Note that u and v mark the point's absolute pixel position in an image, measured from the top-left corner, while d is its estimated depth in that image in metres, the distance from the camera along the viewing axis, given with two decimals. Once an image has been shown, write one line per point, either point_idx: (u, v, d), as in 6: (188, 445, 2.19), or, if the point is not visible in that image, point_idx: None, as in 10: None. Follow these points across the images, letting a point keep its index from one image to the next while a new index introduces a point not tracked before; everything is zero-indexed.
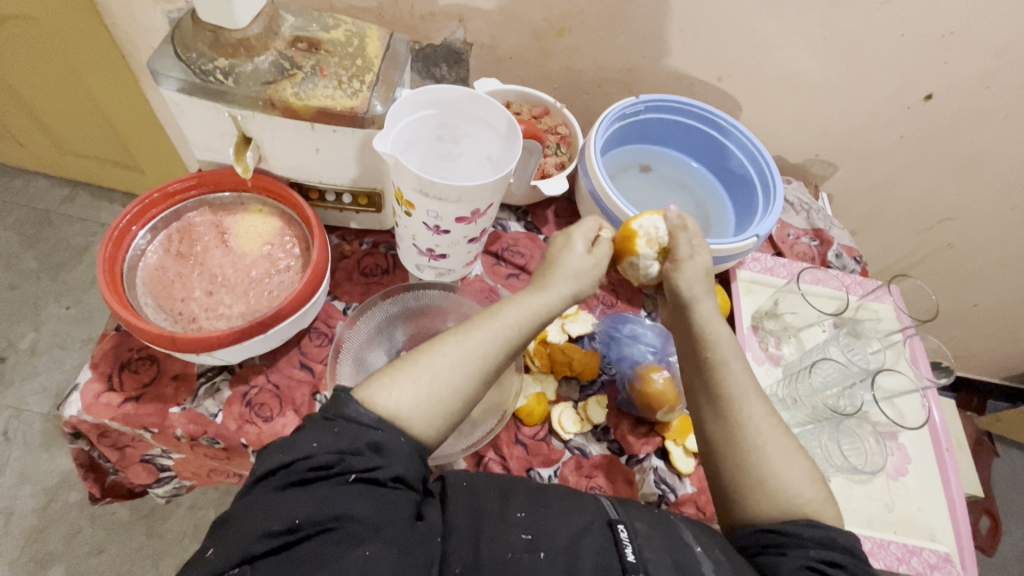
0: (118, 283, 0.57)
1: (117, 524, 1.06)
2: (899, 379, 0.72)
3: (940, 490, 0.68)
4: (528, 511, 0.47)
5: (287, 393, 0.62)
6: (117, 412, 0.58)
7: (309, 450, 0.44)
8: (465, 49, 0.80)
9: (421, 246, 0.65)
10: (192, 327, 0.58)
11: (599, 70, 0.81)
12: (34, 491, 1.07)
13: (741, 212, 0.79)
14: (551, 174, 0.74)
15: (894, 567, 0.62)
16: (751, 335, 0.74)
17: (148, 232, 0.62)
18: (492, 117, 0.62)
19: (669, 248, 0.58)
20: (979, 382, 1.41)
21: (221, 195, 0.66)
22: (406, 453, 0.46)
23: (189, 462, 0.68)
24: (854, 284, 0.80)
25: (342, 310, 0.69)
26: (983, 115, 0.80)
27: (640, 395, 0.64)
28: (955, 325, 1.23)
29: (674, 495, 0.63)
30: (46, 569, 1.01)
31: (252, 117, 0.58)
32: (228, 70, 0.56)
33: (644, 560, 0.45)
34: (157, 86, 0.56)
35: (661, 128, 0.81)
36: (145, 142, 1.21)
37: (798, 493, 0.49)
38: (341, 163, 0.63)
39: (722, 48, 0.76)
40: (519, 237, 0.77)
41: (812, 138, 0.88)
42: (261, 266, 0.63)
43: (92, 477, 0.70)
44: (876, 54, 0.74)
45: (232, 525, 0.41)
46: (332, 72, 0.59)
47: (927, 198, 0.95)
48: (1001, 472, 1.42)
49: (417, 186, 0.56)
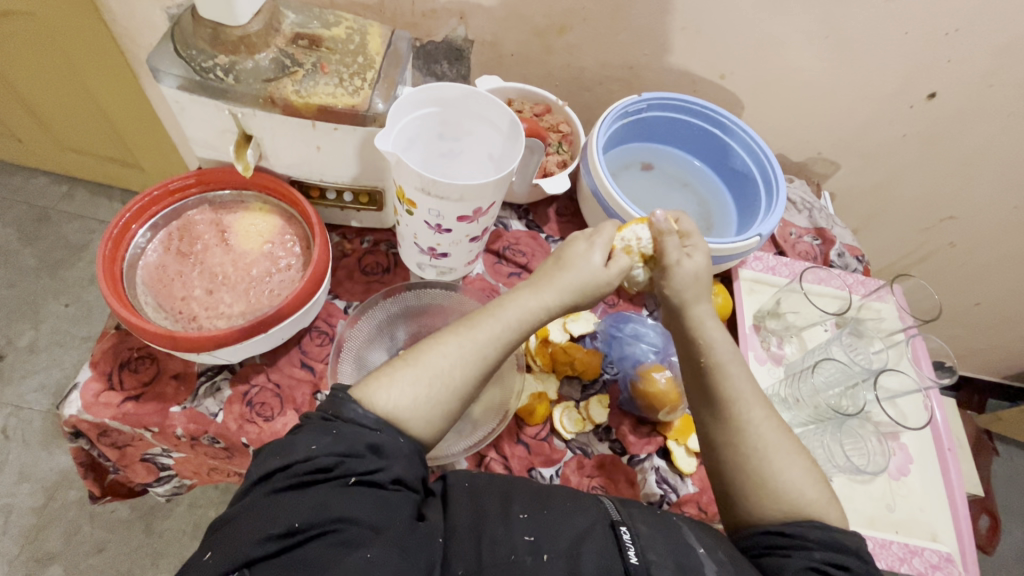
0: (118, 281, 0.57)
1: (117, 522, 1.06)
2: (902, 379, 0.71)
3: (943, 490, 0.68)
4: (531, 513, 0.47)
5: (287, 392, 0.62)
6: (117, 412, 0.58)
7: (308, 452, 0.44)
8: (467, 46, 0.80)
9: (423, 245, 0.64)
10: (192, 326, 0.58)
11: (601, 67, 0.81)
12: (33, 489, 1.07)
13: (744, 211, 0.79)
14: (553, 172, 0.74)
15: (896, 567, 0.62)
16: (753, 335, 0.74)
17: (148, 230, 0.61)
18: (494, 115, 0.61)
19: (656, 255, 0.58)
20: (979, 380, 1.41)
21: (222, 193, 0.65)
22: (405, 454, 0.46)
23: (189, 461, 0.68)
24: (856, 283, 0.80)
25: (343, 309, 0.68)
26: (986, 114, 0.80)
27: (642, 395, 0.64)
28: (956, 324, 1.23)
29: (675, 495, 0.62)
30: (45, 567, 1.01)
31: (252, 115, 0.57)
32: (228, 67, 0.55)
33: (647, 563, 0.45)
34: (157, 83, 0.56)
35: (663, 127, 0.80)
36: (144, 139, 1.20)
37: (801, 494, 0.49)
38: (343, 161, 0.62)
39: (725, 45, 0.76)
40: (520, 236, 0.77)
41: (814, 137, 0.87)
42: (261, 264, 0.62)
43: (91, 476, 0.70)
44: (880, 52, 0.74)
45: (231, 529, 0.41)
46: (333, 70, 0.58)
47: (930, 197, 0.95)
48: (1001, 471, 1.42)
49: (419, 185, 0.56)
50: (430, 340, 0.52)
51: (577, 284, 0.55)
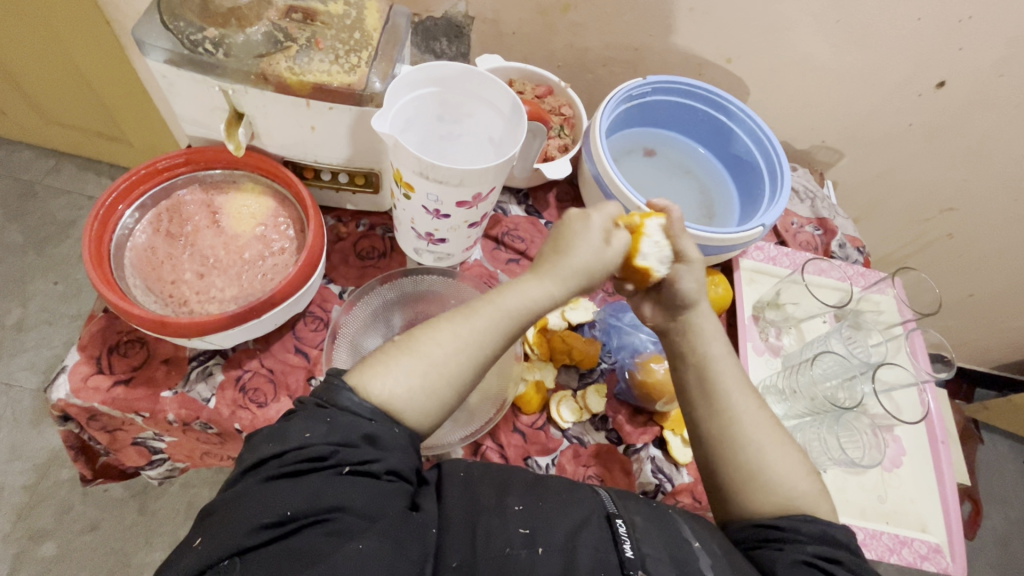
0: (105, 264, 0.55)
1: (110, 501, 1.05)
2: (899, 373, 0.68)
3: (933, 481, 0.68)
4: (525, 505, 0.47)
5: (281, 378, 0.61)
6: (107, 396, 0.57)
7: (303, 440, 0.43)
8: (466, 23, 0.78)
9: (420, 230, 0.63)
10: (183, 310, 0.56)
11: (604, 48, 0.79)
12: (24, 468, 1.06)
13: (747, 199, 0.78)
14: (554, 157, 0.72)
15: (885, 557, 0.63)
16: (752, 325, 0.73)
17: (137, 211, 0.59)
18: (495, 96, 0.59)
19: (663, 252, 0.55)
20: (971, 370, 1.42)
21: (213, 172, 0.63)
22: (400, 445, 0.45)
23: (181, 445, 0.67)
24: (857, 274, 0.80)
25: (338, 294, 0.67)
26: (994, 103, 0.79)
27: (640, 385, 0.64)
28: (950, 315, 1.23)
29: (671, 484, 0.62)
30: (38, 545, 1.00)
31: (244, 93, 0.55)
32: (217, 41, 0.53)
33: (642, 556, 0.44)
34: (143, 56, 0.53)
35: (667, 111, 0.78)
36: (132, 113, 1.17)
37: (791, 487, 0.49)
38: (337, 141, 0.60)
39: (732, 28, 0.73)
40: (519, 221, 0.76)
41: (819, 125, 0.86)
42: (254, 248, 0.61)
43: (82, 458, 0.69)
44: (890, 38, 0.72)
45: (221, 517, 0.40)
46: (328, 45, 0.56)
47: (932, 187, 0.94)
48: (984, 460, 1.44)
49: (417, 169, 0.54)
50: (424, 332, 0.50)
51: (581, 275, 0.52)
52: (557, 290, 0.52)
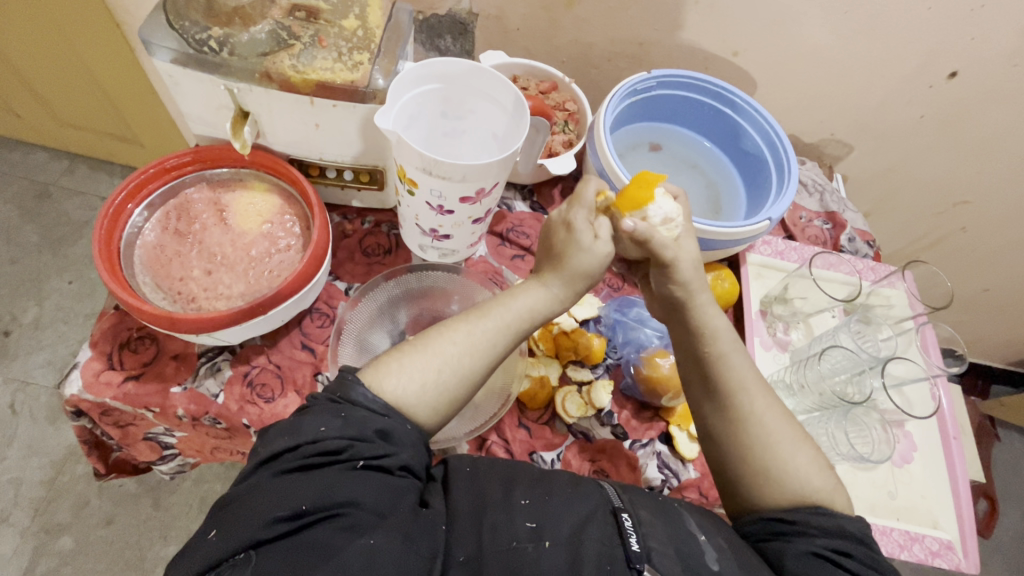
0: (115, 261, 0.56)
1: (125, 496, 1.07)
2: (910, 366, 0.69)
3: (945, 477, 0.67)
4: (531, 499, 0.47)
5: (288, 373, 0.62)
6: (118, 391, 0.58)
7: (317, 434, 0.43)
8: (471, 20, 0.78)
9: (424, 226, 0.63)
10: (191, 307, 0.57)
11: (610, 43, 0.79)
12: (42, 463, 1.08)
13: (754, 194, 0.77)
14: (558, 152, 0.72)
15: (896, 554, 0.62)
16: (760, 320, 0.73)
17: (145, 210, 0.60)
18: (498, 91, 0.60)
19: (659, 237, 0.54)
20: (986, 366, 1.40)
21: (220, 170, 0.64)
22: (411, 441, 0.46)
23: (191, 440, 0.68)
24: (867, 269, 0.79)
25: (344, 291, 0.68)
26: (1009, 94, 0.77)
27: (646, 380, 0.63)
28: (966, 309, 1.21)
29: (677, 479, 0.62)
30: (55, 539, 1.02)
31: (248, 91, 0.56)
32: (222, 39, 0.53)
33: (648, 549, 0.44)
34: (150, 57, 0.54)
35: (673, 106, 0.78)
36: (144, 114, 1.18)
37: (804, 480, 0.49)
38: (344, 140, 0.61)
39: (739, 21, 0.73)
40: (524, 217, 0.76)
41: (828, 118, 0.85)
42: (261, 245, 0.61)
43: (96, 453, 0.71)
44: (900, 28, 0.71)
45: (237, 508, 0.41)
46: (331, 43, 0.56)
47: (946, 180, 0.93)
48: (1001, 457, 1.42)
49: (420, 165, 0.54)
50: (434, 329, 0.51)
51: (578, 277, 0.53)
52: (562, 291, 0.53)
